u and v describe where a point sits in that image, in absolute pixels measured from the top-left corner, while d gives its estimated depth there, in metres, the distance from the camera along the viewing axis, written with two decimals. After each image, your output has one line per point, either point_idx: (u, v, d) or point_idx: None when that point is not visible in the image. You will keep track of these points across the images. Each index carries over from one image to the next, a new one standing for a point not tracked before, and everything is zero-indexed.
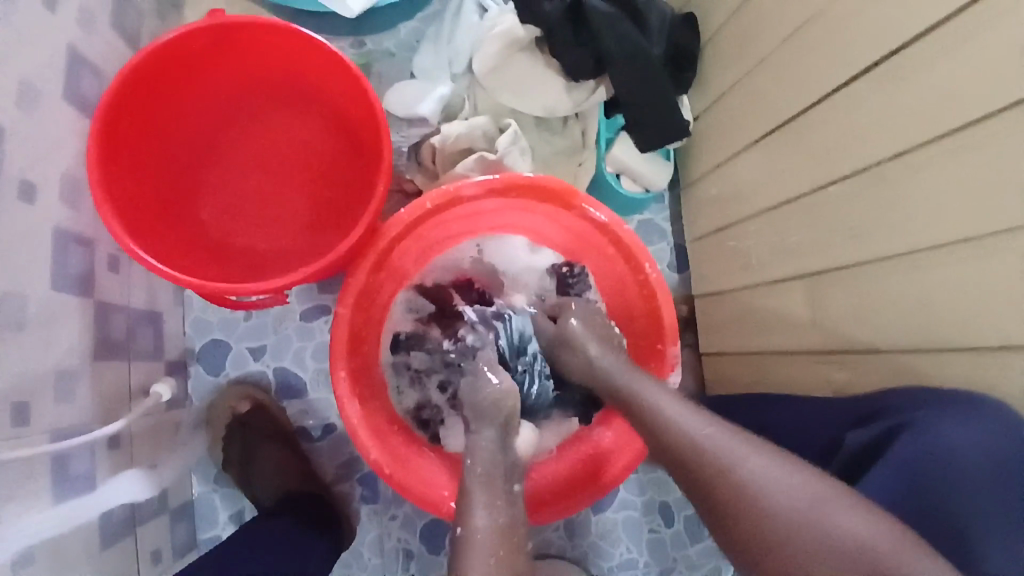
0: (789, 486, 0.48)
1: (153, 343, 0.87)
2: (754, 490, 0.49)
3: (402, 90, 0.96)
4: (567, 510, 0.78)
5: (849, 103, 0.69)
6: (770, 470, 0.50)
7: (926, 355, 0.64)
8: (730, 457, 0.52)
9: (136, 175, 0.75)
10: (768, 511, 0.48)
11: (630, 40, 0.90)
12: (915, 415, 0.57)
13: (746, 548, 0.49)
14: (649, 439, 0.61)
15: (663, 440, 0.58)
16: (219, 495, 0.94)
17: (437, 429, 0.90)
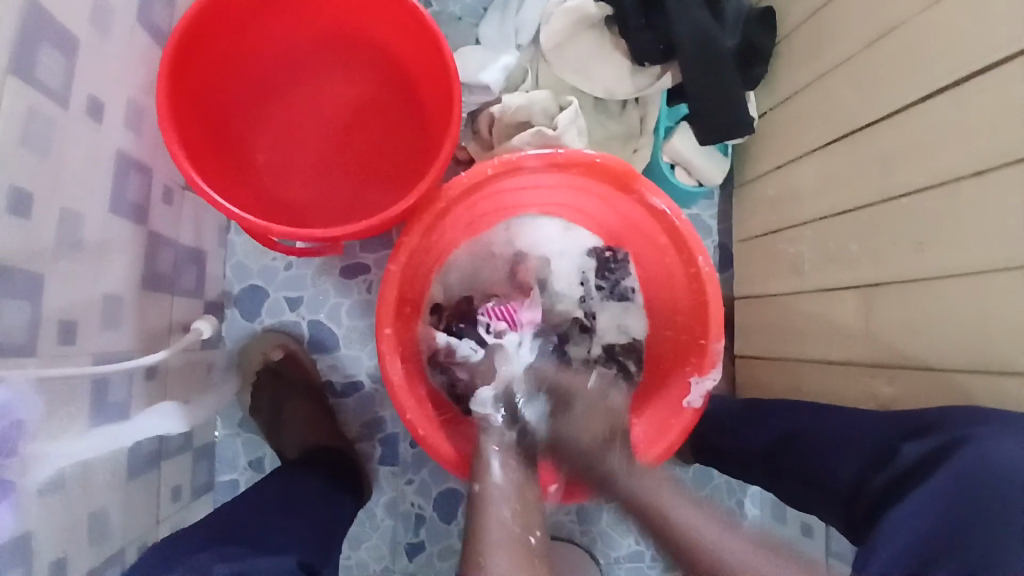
0: None
1: (195, 282, 0.86)
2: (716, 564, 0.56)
3: (467, 57, 0.95)
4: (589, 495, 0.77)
5: (930, 114, 0.67)
6: None
7: (983, 378, 0.62)
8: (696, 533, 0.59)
9: (197, 109, 0.74)
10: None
11: (703, 26, 0.88)
12: (972, 431, 0.56)
13: None
14: None
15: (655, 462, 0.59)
16: (242, 440, 0.94)
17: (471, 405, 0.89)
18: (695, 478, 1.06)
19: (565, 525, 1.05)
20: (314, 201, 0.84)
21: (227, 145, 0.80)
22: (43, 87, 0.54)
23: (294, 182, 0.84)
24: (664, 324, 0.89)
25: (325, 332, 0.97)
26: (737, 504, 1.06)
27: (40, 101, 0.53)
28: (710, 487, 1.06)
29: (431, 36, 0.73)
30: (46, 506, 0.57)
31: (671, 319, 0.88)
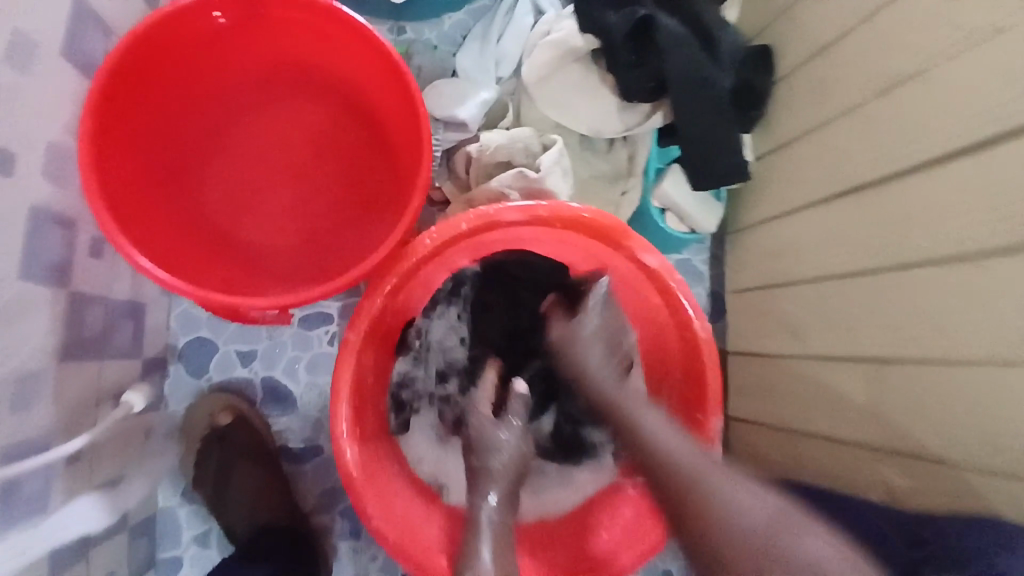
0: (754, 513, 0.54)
1: (131, 340, 0.76)
2: (762, 533, 0.52)
3: (442, 90, 0.87)
4: None
5: (948, 179, 0.61)
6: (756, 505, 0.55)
7: (1004, 481, 0.56)
8: (701, 469, 0.59)
9: (132, 152, 0.65)
10: (733, 527, 0.54)
11: (697, 67, 0.82)
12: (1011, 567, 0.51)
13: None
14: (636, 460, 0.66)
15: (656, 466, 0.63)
16: (185, 510, 0.85)
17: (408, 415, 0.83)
18: None
19: None
20: (271, 252, 0.75)
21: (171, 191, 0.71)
22: None
23: (249, 232, 0.75)
24: (658, 391, 0.82)
25: (280, 390, 0.87)
26: None
27: None
28: None
29: (397, 73, 0.65)
30: None
31: (667, 382, 0.80)
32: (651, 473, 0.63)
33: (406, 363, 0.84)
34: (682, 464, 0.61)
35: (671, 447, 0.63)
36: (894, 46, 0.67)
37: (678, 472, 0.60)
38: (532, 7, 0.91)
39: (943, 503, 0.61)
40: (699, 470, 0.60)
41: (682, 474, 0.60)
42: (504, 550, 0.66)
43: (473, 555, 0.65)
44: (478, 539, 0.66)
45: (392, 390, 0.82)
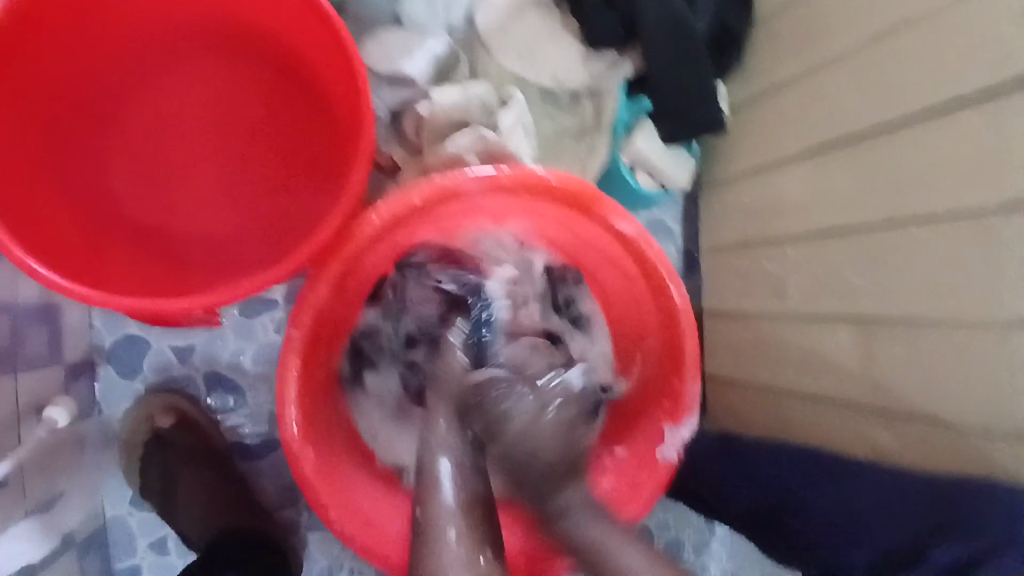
0: None
1: (46, 346, 0.67)
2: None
3: (384, 41, 0.77)
4: None
5: (949, 127, 0.56)
6: None
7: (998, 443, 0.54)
8: (608, 545, 0.56)
9: (17, 132, 0.55)
10: None
11: (672, 8, 0.74)
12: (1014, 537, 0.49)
13: None
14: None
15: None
16: (136, 518, 0.78)
17: (364, 368, 0.75)
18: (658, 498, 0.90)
19: None
20: (199, 237, 0.67)
21: (71, 177, 0.62)
22: None
23: (169, 217, 0.66)
24: (633, 360, 0.77)
25: (227, 383, 0.80)
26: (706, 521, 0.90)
27: None
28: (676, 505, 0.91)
29: (326, 25, 0.57)
30: None
31: (641, 351, 0.76)
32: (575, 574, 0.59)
33: (377, 316, 0.75)
34: (590, 539, 0.57)
35: (594, 518, 0.59)
36: None
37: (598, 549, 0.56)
38: None
39: (934, 465, 0.59)
40: (602, 538, 0.57)
41: (604, 558, 0.55)
42: (451, 482, 0.56)
43: (436, 529, 0.54)
44: (433, 496, 0.56)
45: (354, 337, 0.74)
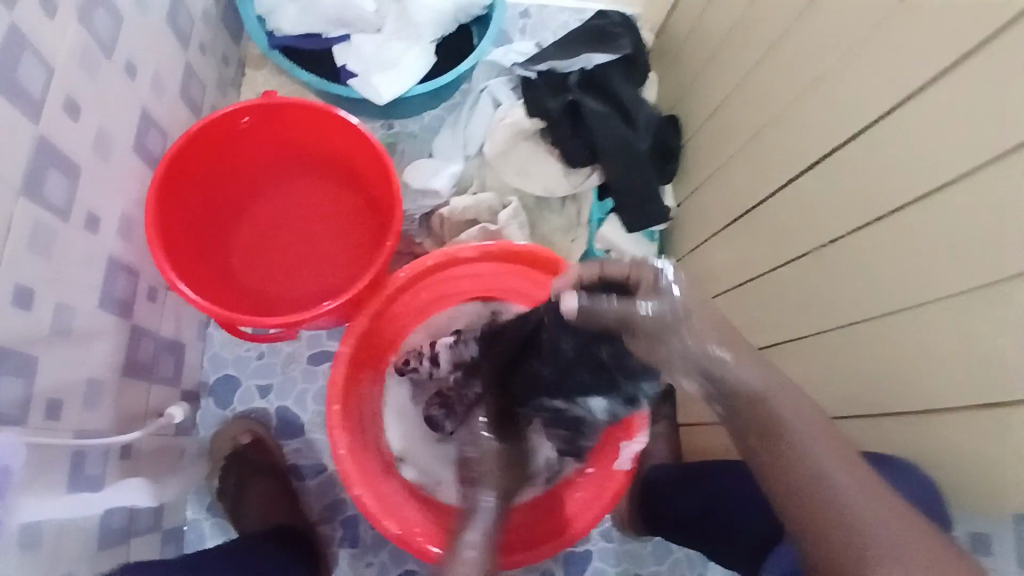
0: (865, 505, 0.51)
1: (172, 370, 0.94)
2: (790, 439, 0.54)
3: (420, 166, 1.08)
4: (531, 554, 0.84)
5: (794, 197, 0.79)
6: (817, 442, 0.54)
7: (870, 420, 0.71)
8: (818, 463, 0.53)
9: (183, 228, 0.85)
10: (807, 482, 0.53)
11: (621, 135, 1.03)
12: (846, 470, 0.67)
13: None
14: (761, 448, 0.56)
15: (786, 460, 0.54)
16: (209, 523, 0.98)
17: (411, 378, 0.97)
18: (652, 552, 1.09)
19: None
20: (289, 297, 0.94)
21: (209, 259, 0.91)
22: (47, 203, 0.64)
23: (270, 286, 0.94)
24: None
25: (291, 416, 1.05)
26: None
27: (44, 215, 0.63)
28: (670, 561, 1.09)
29: (376, 150, 0.87)
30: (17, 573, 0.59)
31: None
32: (811, 540, 0.52)
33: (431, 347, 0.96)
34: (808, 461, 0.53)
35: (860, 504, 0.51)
36: (756, 103, 0.88)
37: (869, 546, 0.50)
38: (492, 99, 1.12)
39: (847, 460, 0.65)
40: (826, 472, 0.53)
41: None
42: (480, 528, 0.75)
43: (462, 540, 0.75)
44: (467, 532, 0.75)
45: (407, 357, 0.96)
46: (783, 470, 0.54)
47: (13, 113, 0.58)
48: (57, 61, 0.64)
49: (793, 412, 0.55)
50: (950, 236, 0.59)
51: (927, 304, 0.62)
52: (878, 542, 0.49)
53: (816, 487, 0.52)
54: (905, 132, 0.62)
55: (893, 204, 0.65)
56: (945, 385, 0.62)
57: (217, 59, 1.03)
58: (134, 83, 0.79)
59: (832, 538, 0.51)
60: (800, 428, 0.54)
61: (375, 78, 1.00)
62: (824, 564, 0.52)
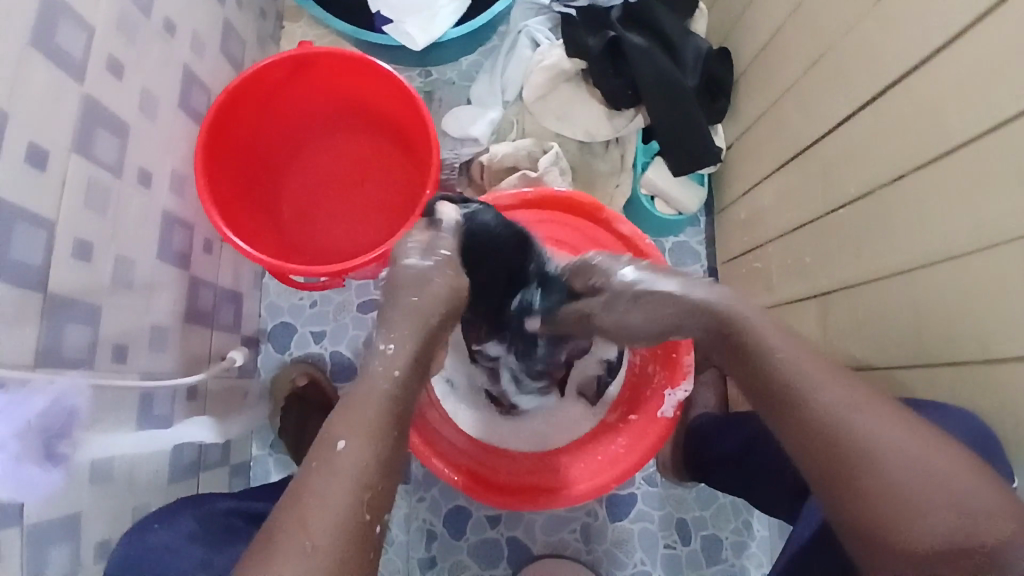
0: (876, 420, 0.52)
1: (232, 318, 1.01)
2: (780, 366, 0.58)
3: (457, 114, 1.08)
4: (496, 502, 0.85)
5: (853, 133, 0.74)
6: (806, 365, 0.57)
7: (915, 370, 0.69)
8: (816, 381, 0.56)
9: (235, 188, 0.89)
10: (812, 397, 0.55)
11: (666, 71, 0.98)
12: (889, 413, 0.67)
13: (852, 511, 0.51)
14: (749, 378, 0.61)
15: (772, 384, 0.58)
16: (273, 458, 1.06)
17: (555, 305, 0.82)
18: (698, 498, 1.10)
19: (569, 542, 1.09)
20: (333, 247, 0.97)
21: (259, 211, 0.95)
22: (98, 161, 0.68)
23: (320, 239, 0.98)
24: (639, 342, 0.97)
25: (345, 360, 1.10)
26: (744, 524, 1.09)
27: (96, 173, 0.67)
28: (715, 506, 1.10)
29: (411, 97, 0.87)
30: (92, 490, 0.66)
31: None
32: (828, 451, 0.53)
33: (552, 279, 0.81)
34: (802, 385, 0.56)
35: (879, 430, 0.52)
36: (808, 32, 0.81)
37: (892, 456, 0.50)
38: (530, 40, 1.09)
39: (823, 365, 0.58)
40: (827, 390, 0.55)
41: (877, 499, 0.49)
42: (364, 406, 0.57)
43: (348, 425, 0.55)
44: (354, 412, 0.57)
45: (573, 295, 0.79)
46: (793, 401, 0.56)
47: (60, 76, 0.62)
48: (98, 24, 0.67)
49: (804, 363, 0.58)
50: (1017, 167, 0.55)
51: (989, 247, 0.58)
52: (890, 468, 0.50)
53: (827, 407, 0.54)
54: (978, 47, 0.57)
55: (959, 136, 0.60)
56: (1001, 334, 0.58)
57: (255, 14, 1.05)
58: (174, 42, 0.82)
59: (852, 450, 0.52)
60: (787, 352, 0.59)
61: (406, 25, 1.00)
62: (837, 487, 0.52)
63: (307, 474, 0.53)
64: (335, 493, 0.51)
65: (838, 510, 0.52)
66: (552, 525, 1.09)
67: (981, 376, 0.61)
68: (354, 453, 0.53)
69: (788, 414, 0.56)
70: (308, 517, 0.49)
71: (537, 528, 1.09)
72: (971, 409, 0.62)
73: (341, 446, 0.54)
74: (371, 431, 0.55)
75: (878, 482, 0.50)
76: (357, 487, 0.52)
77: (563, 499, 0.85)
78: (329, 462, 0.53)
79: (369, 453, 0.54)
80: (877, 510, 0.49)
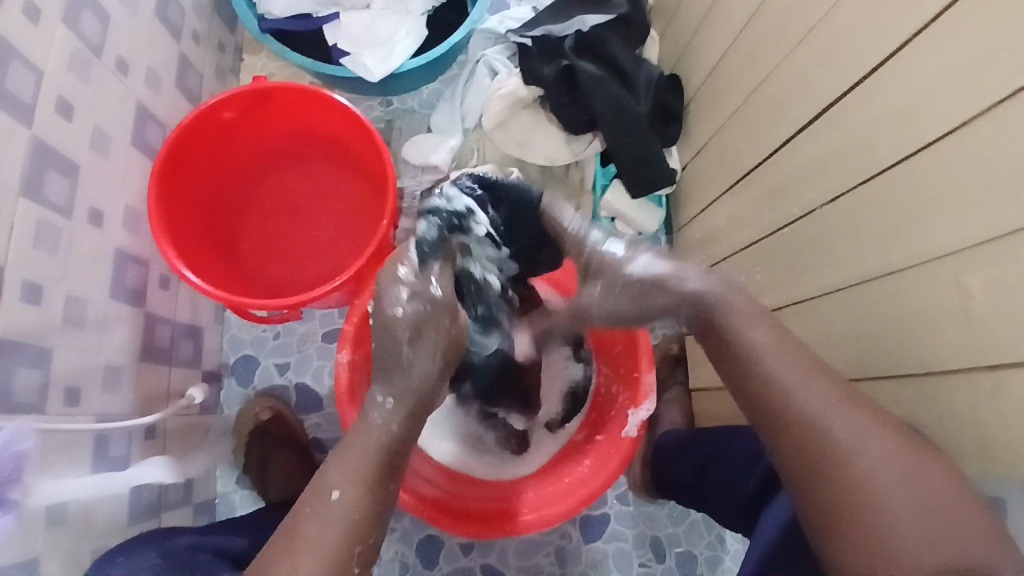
0: (861, 435, 0.56)
1: (192, 354, 0.99)
2: (766, 377, 0.61)
3: (417, 141, 1.09)
4: (457, 529, 0.83)
5: (795, 155, 0.77)
6: (792, 377, 0.60)
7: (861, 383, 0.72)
8: (800, 395, 0.59)
9: (191, 219, 0.89)
10: (797, 412, 0.58)
11: (619, 96, 1.01)
12: None
13: (836, 524, 0.54)
14: (740, 396, 0.63)
15: (761, 400, 0.61)
16: (238, 494, 1.04)
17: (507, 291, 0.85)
18: (670, 515, 1.10)
19: (544, 566, 1.09)
20: (293, 279, 0.97)
21: (217, 245, 0.94)
22: (47, 202, 0.67)
23: (283, 267, 0.97)
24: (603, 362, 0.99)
25: (309, 391, 1.09)
26: (716, 538, 1.10)
27: (46, 214, 0.66)
28: (687, 522, 1.10)
29: (368, 129, 0.87)
30: (47, 539, 0.64)
31: (611, 355, 0.96)
32: (810, 462, 0.56)
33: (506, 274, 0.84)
34: (790, 397, 0.59)
35: (866, 446, 0.55)
36: (750, 59, 0.85)
37: (874, 470, 0.54)
38: (488, 69, 1.10)
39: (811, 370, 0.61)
40: (809, 404, 0.58)
41: (874, 513, 0.52)
42: (345, 458, 0.62)
43: (336, 475, 0.61)
44: (343, 457, 0.62)
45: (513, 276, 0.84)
46: (782, 419, 0.59)
47: (7, 120, 0.61)
48: (47, 66, 0.67)
49: (789, 374, 0.60)
50: (942, 187, 0.58)
51: (923, 263, 0.61)
52: (886, 486, 0.53)
53: (811, 424, 0.57)
54: (903, 73, 0.61)
55: (891, 158, 0.63)
56: (937, 346, 0.60)
57: (213, 48, 1.05)
58: (127, 79, 0.81)
59: (840, 465, 0.55)
60: (778, 364, 0.61)
61: (364, 57, 1.01)
62: (830, 499, 0.55)
63: (295, 519, 0.59)
64: (326, 540, 0.57)
65: (817, 519, 0.56)
66: (526, 550, 1.09)
67: (923, 387, 0.63)
68: (349, 499, 0.60)
69: (775, 429, 0.59)
70: (297, 564, 0.56)
71: (510, 554, 1.09)
72: (916, 418, 0.65)
73: (337, 494, 0.60)
74: (361, 482, 0.61)
75: (865, 494, 0.53)
76: (343, 541, 0.58)
77: (528, 524, 0.84)
78: (322, 510, 0.59)
79: (358, 507, 0.60)
80: (862, 522, 0.53)
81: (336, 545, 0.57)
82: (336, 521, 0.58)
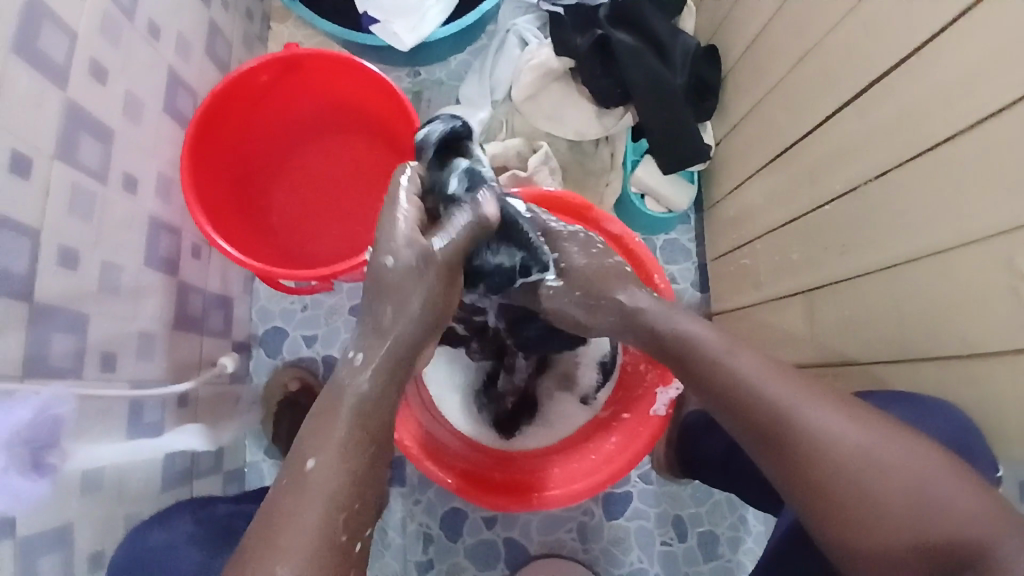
0: (833, 422, 0.54)
1: (222, 323, 1.00)
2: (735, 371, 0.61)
3: (447, 114, 1.08)
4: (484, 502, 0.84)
5: (839, 130, 0.75)
6: (756, 372, 0.60)
7: (901, 366, 0.70)
8: (765, 387, 0.58)
9: (221, 190, 0.88)
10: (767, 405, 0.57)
11: (654, 71, 0.99)
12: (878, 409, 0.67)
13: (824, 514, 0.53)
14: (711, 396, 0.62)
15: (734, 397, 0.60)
16: (267, 463, 1.05)
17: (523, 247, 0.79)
18: (692, 494, 1.10)
19: (566, 541, 1.09)
20: (322, 251, 0.96)
21: (246, 216, 0.94)
22: (82, 168, 0.67)
23: (313, 239, 0.97)
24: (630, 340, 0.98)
25: (336, 363, 1.09)
26: (739, 519, 1.10)
27: (81, 180, 0.66)
28: (710, 503, 1.10)
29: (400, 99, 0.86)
30: (83, 501, 0.66)
31: None
32: (789, 453, 0.55)
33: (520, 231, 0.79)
34: (754, 390, 0.59)
35: (842, 432, 0.54)
36: (794, 29, 0.82)
37: (853, 455, 0.52)
38: (519, 39, 1.08)
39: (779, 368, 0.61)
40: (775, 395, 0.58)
41: (860, 498, 0.51)
42: (320, 425, 0.57)
43: (315, 443, 0.56)
44: (318, 427, 0.57)
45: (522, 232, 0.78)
46: (752, 413, 0.58)
47: (42, 84, 0.61)
48: (79, 28, 0.66)
49: (750, 370, 0.60)
50: (997, 164, 0.55)
51: (975, 243, 0.58)
52: (866, 470, 0.52)
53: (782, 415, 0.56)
54: (961, 43, 0.58)
55: (944, 133, 0.60)
56: (985, 329, 0.58)
57: (242, 16, 1.04)
58: (158, 46, 0.81)
59: (818, 453, 0.54)
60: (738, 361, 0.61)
61: (394, 25, 0.99)
62: (813, 493, 0.53)
63: (271, 493, 0.54)
64: (305, 511, 0.52)
65: (806, 510, 0.54)
66: (549, 525, 1.10)
67: (969, 370, 0.62)
68: (329, 468, 0.54)
69: (748, 426, 0.59)
70: (275, 540, 0.50)
71: (533, 528, 1.09)
72: (959, 403, 0.63)
73: (313, 464, 0.54)
74: (340, 447, 0.56)
75: (847, 479, 0.52)
76: (328, 508, 0.53)
77: (552, 499, 0.84)
78: (299, 480, 0.54)
79: (338, 471, 0.54)
80: (848, 511, 0.52)
81: (314, 517, 0.52)
82: (314, 491, 0.53)
